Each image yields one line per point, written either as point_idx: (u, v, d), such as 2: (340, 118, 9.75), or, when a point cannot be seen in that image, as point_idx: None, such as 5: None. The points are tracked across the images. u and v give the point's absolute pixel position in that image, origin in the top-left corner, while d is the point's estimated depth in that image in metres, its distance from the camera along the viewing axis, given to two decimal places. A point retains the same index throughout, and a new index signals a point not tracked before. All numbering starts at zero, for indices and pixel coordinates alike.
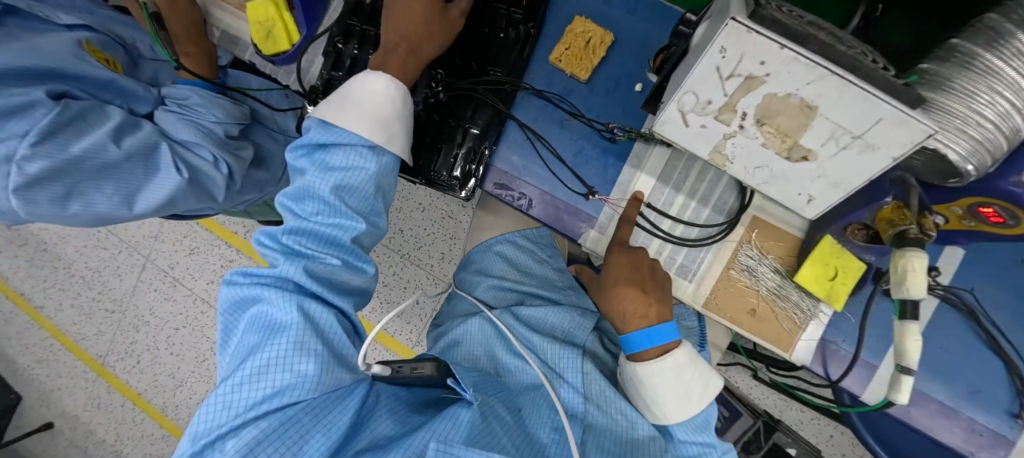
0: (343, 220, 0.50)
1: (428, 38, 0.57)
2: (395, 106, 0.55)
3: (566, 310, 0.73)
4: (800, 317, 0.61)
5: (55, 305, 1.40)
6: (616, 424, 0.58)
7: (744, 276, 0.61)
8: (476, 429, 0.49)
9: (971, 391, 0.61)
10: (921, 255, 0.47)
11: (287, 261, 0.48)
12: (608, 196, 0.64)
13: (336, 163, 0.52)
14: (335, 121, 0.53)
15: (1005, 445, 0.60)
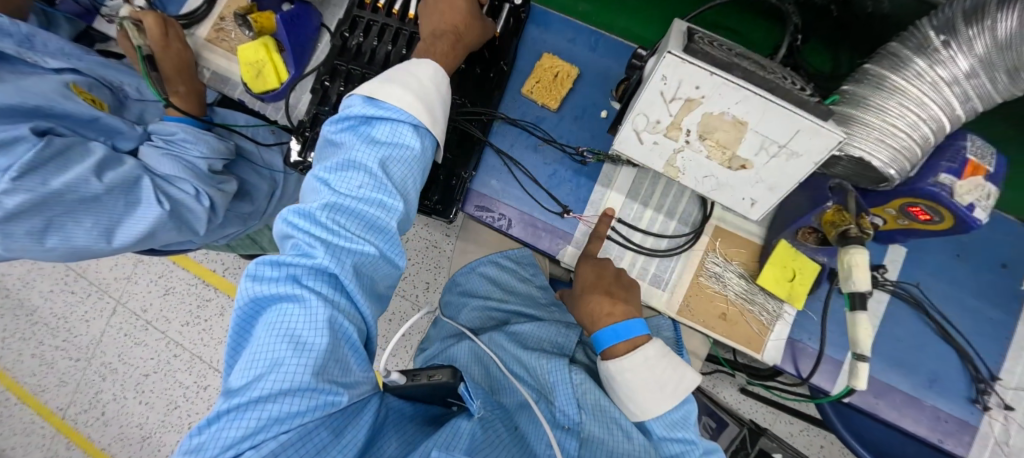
0: (386, 198, 0.52)
1: (470, 27, 0.62)
2: (439, 91, 0.58)
3: (555, 325, 0.76)
4: (767, 318, 0.65)
5: (20, 357, 1.36)
6: (610, 433, 0.59)
7: (712, 282, 0.66)
8: (475, 441, 0.52)
9: (930, 380, 0.66)
10: (863, 251, 0.51)
11: (328, 246, 0.48)
12: (582, 213, 0.69)
13: (383, 138, 0.54)
14: (384, 97, 0.55)
15: (967, 429, 0.64)
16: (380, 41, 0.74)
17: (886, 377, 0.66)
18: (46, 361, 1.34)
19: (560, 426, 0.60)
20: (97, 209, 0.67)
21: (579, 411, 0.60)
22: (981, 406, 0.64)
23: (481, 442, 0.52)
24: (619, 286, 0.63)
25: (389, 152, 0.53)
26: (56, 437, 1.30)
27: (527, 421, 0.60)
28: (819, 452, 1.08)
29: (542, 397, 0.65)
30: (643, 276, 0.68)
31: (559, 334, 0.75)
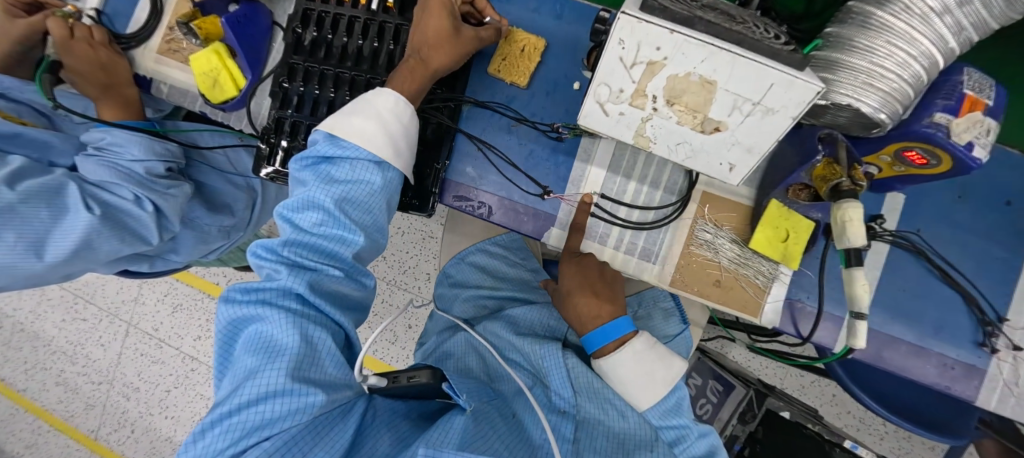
0: (345, 233, 0.50)
1: (438, 49, 0.58)
2: (401, 122, 0.55)
3: (547, 308, 0.75)
4: (763, 282, 0.63)
5: (42, 386, 1.37)
6: (605, 414, 0.59)
7: (704, 250, 0.64)
8: (469, 434, 0.50)
9: (935, 328, 0.64)
10: (858, 205, 0.48)
11: (292, 271, 0.48)
12: (563, 193, 0.66)
13: (340, 176, 0.52)
14: (343, 134, 0.53)
15: (977, 374, 0.62)
16: (336, 33, 0.70)
17: (889, 329, 0.64)
18: (67, 387, 1.35)
19: (557, 410, 0.59)
20: (17, 221, 0.65)
21: (575, 396, 0.60)
22: (989, 349, 0.62)
23: (477, 435, 0.51)
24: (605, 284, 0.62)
25: (352, 184, 0.52)
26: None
27: (523, 407, 0.59)
28: (833, 402, 1.08)
29: (537, 382, 0.64)
30: (631, 251, 0.66)
31: (552, 317, 0.75)
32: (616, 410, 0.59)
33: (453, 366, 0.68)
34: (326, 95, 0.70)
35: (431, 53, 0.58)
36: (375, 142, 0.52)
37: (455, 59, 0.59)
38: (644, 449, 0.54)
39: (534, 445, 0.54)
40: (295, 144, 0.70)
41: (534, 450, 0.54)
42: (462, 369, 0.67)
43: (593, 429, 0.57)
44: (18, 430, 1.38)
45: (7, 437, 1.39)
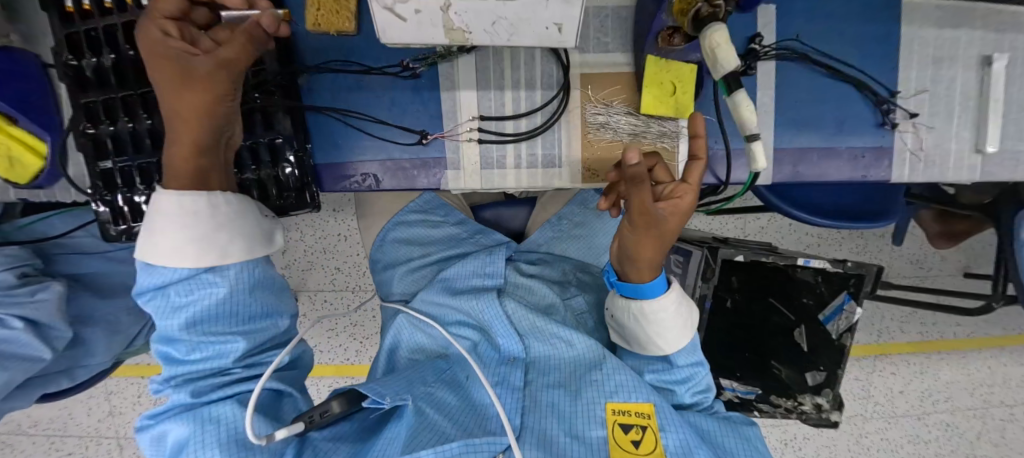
0: (221, 345, 0.47)
1: (185, 95, 0.43)
2: (222, 209, 0.45)
3: (478, 257, 0.72)
4: (670, 144, 0.61)
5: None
6: (552, 346, 0.64)
7: (603, 133, 0.61)
8: (415, 431, 0.52)
9: (838, 124, 0.64)
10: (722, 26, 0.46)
11: (181, 389, 0.48)
12: (443, 131, 0.61)
13: (177, 301, 0.45)
14: (157, 257, 0.43)
15: (885, 153, 0.64)
16: (117, 50, 0.59)
17: (799, 142, 0.64)
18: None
19: (506, 360, 0.63)
20: None
21: (519, 342, 0.63)
22: (890, 126, 0.63)
23: (423, 421, 0.54)
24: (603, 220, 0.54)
25: (193, 304, 0.45)
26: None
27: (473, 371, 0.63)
28: None
29: (482, 336, 0.66)
30: (534, 164, 0.61)
31: (483, 263, 0.71)
32: (561, 340, 0.64)
33: (406, 349, 0.69)
34: (143, 126, 0.62)
35: (183, 103, 0.43)
36: (186, 252, 0.43)
37: (206, 104, 0.44)
38: (592, 371, 0.60)
39: (485, 406, 0.58)
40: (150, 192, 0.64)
41: (486, 411, 0.57)
42: (415, 348, 0.69)
43: (545, 366, 0.63)
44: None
45: None
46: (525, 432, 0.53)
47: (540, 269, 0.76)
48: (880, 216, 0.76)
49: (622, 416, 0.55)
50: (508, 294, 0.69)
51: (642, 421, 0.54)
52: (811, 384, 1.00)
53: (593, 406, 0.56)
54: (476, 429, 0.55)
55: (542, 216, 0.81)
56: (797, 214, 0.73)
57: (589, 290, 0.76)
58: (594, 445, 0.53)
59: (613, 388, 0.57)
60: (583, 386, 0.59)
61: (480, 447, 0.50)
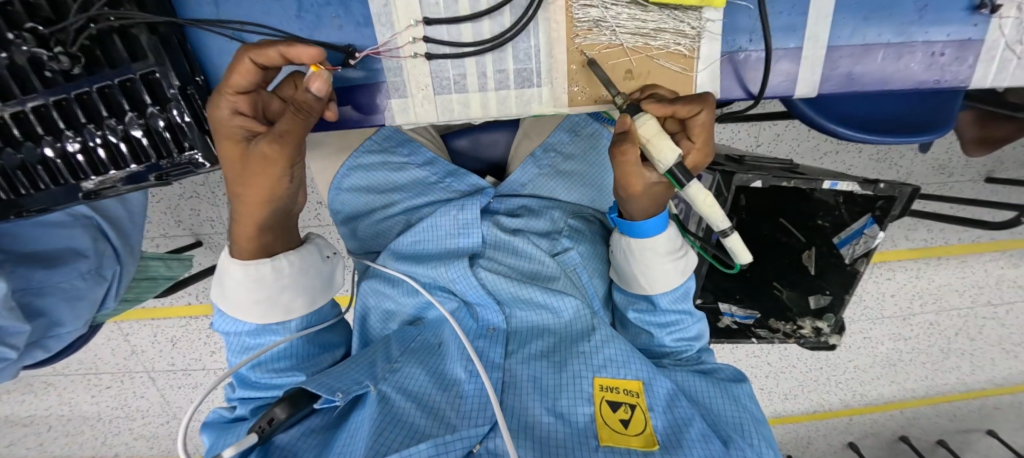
0: (279, 380, 0.55)
1: (250, 196, 0.45)
2: (281, 274, 0.51)
3: (452, 207, 0.59)
4: (688, 46, 0.44)
5: (63, 451, 1.34)
6: (538, 315, 0.59)
7: (599, 37, 0.43)
8: (377, 426, 0.48)
9: (920, 8, 0.47)
10: (651, 118, 0.41)
11: (242, 402, 0.56)
12: (377, 45, 0.44)
13: (249, 340, 0.55)
14: (232, 314, 0.52)
15: (972, 50, 0.48)
16: None
17: (864, 35, 0.47)
18: (87, 442, 1.32)
19: (485, 331, 0.58)
20: None
21: (501, 312, 0.58)
22: (989, 11, 0.46)
23: (392, 415, 0.50)
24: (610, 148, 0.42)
25: (265, 343, 0.55)
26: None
27: (453, 346, 0.58)
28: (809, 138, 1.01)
29: (458, 299, 0.61)
30: (504, 82, 0.46)
31: (455, 219, 0.59)
32: (544, 308, 0.59)
33: (377, 317, 0.65)
34: None
35: (241, 190, 0.45)
36: (254, 312, 0.52)
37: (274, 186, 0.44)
38: (580, 342, 0.56)
39: (456, 382, 0.56)
40: (19, 155, 0.46)
41: (458, 390, 0.54)
42: (387, 316, 0.64)
43: (526, 333, 0.58)
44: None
45: None
46: (509, 412, 0.49)
47: (529, 218, 0.63)
48: (928, 128, 0.60)
49: (610, 393, 0.51)
50: (484, 259, 0.60)
51: (631, 398, 0.51)
52: (813, 307, 0.93)
53: (580, 380, 0.52)
54: (449, 417, 0.51)
55: (524, 147, 0.66)
56: (823, 124, 0.59)
57: (583, 241, 0.65)
58: (580, 425, 0.49)
59: (602, 361, 0.54)
60: (569, 356, 0.55)
61: (452, 445, 0.46)
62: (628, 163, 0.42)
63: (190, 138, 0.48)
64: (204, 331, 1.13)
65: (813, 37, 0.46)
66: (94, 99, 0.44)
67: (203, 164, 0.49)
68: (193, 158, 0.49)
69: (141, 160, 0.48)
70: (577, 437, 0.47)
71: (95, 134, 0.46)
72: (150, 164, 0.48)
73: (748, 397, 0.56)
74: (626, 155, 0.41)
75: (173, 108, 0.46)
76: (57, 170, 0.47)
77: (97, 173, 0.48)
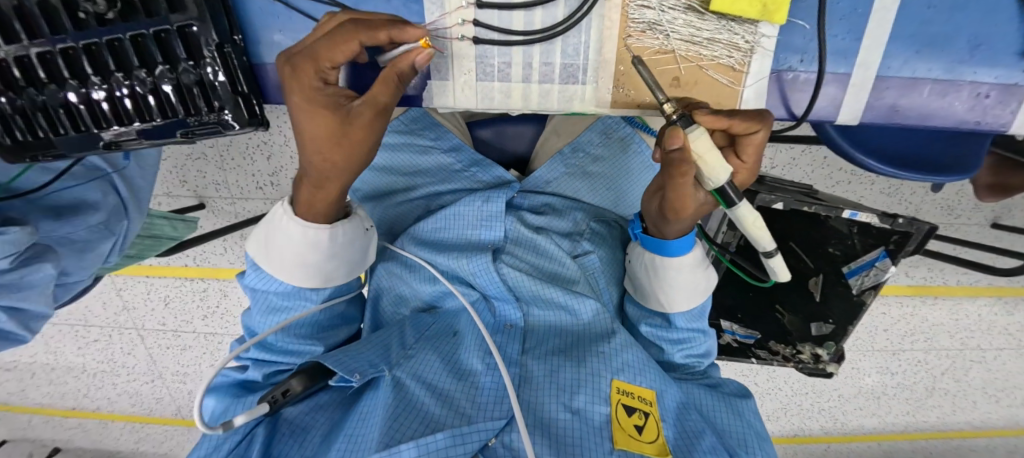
0: (301, 346, 0.58)
1: (340, 168, 0.43)
2: (333, 243, 0.50)
3: (476, 200, 0.59)
4: (739, 60, 0.43)
5: (45, 399, 1.33)
6: (557, 315, 0.59)
7: (652, 40, 0.42)
8: (391, 410, 0.49)
9: (973, 47, 0.45)
10: (707, 131, 0.39)
11: (256, 364, 0.58)
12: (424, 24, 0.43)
13: (278, 300, 0.56)
14: (271, 270, 0.52)
15: (1019, 95, 0.46)
16: None
17: (912, 68, 0.46)
18: (70, 392, 1.31)
19: (503, 327, 0.59)
20: None
21: (519, 309, 0.58)
22: None
23: (408, 402, 0.51)
24: (670, 166, 0.41)
25: (291, 308, 0.57)
26: (141, 428, 1.36)
27: (469, 338, 0.59)
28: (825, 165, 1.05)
29: (475, 291, 0.61)
30: (549, 75, 0.45)
31: (480, 212, 0.59)
32: (562, 308, 0.60)
33: (388, 300, 0.65)
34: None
35: (328, 161, 0.42)
36: (295, 275, 0.51)
37: (365, 156, 0.43)
38: (600, 342, 0.57)
39: (471, 374, 0.56)
40: (41, 96, 0.45)
41: (475, 382, 0.55)
42: (400, 301, 0.65)
43: (544, 333, 0.59)
44: (55, 437, 1.39)
45: (60, 442, 1.40)
46: (525, 407, 0.50)
47: (557, 219, 0.63)
48: (959, 167, 0.59)
49: (627, 397, 0.52)
50: (507, 255, 0.60)
51: (644, 406, 0.51)
52: (815, 334, 0.93)
53: (599, 379, 0.52)
54: (465, 408, 0.51)
55: (552, 142, 0.66)
56: (852, 154, 0.59)
57: (604, 245, 0.65)
58: (596, 423, 0.50)
59: (620, 365, 0.54)
60: (586, 355, 0.55)
61: (469, 437, 0.47)
62: (685, 183, 0.41)
63: (221, 98, 0.46)
64: (198, 294, 1.11)
65: (863, 64, 0.45)
66: (127, 46, 0.43)
67: (231, 127, 0.47)
68: (220, 119, 0.47)
69: (167, 115, 0.47)
70: (593, 437, 0.48)
71: (121, 82, 0.45)
72: (176, 119, 0.47)
73: (754, 415, 0.57)
74: (686, 175, 0.40)
75: (207, 65, 0.44)
76: (81, 116, 0.47)
77: (117, 123, 0.47)
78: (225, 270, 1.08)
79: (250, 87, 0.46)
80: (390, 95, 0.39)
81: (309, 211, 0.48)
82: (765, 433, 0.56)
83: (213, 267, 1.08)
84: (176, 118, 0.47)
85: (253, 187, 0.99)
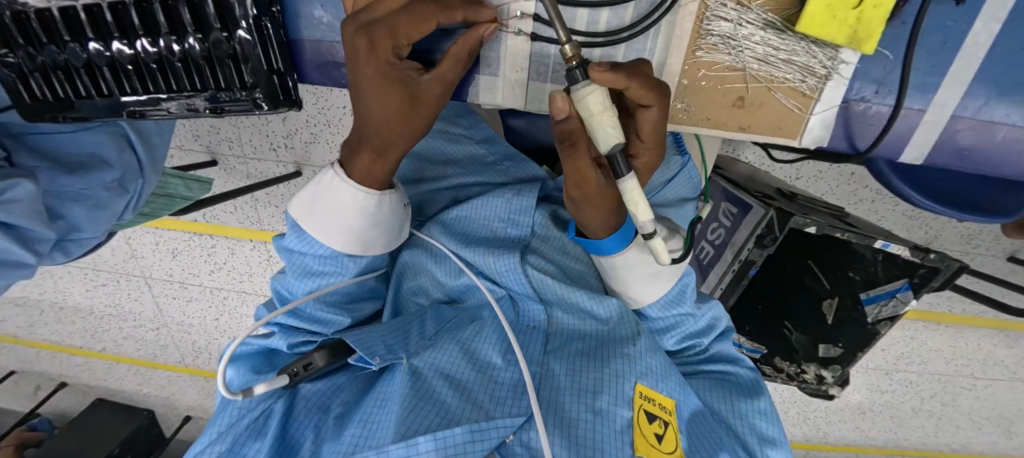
0: (329, 317, 0.57)
1: (401, 140, 0.43)
2: (382, 211, 0.50)
3: (502, 195, 0.61)
4: (812, 85, 0.40)
5: (53, 336, 1.35)
6: (580, 320, 0.57)
7: (723, 54, 0.40)
8: (409, 397, 0.47)
9: None
10: (597, 89, 0.34)
11: (282, 332, 0.57)
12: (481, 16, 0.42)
13: (314, 268, 0.55)
14: (312, 233, 0.52)
15: None
16: None
17: (994, 112, 0.42)
18: (77, 332, 1.32)
19: (525, 328, 0.57)
20: None
21: (544, 311, 0.57)
22: None
23: (424, 391, 0.49)
24: (557, 135, 0.39)
25: (325, 274, 0.55)
26: (145, 372, 1.39)
27: (489, 332, 0.57)
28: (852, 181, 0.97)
29: (502, 289, 0.60)
30: None
31: (509, 204, 0.60)
32: (585, 313, 0.58)
33: (410, 287, 0.64)
34: None
35: (395, 134, 0.42)
36: (341, 240, 0.51)
37: (424, 127, 0.43)
38: (625, 344, 0.54)
39: (489, 367, 0.53)
40: (63, 56, 0.45)
41: (494, 376, 0.52)
42: (418, 292, 0.64)
43: (566, 336, 0.56)
44: (63, 372, 1.43)
45: (67, 376, 1.44)
46: (544, 405, 0.48)
47: None
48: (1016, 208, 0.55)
49: (648, 403, 0.49)
50: (534, 256, 0.59)
51: (664, 414, 0.49)
52: (821, 356, 0.91)
53: (622, 381, 0.50)
54: (481, 401, 0.49)
55: None
56: (900, 189, 0.56)
57: None
58: (617, 426, 0.47)
59: (643, 369, 0.52)
60: (609, 357, 0.53)
61: (488, 434, 0.44)
62: (576, 157, 0.39)
63: (255, 76, 0.44)
64: (206, 249, 1.08)
65: (941, 102, 0.42)
66: (155, 9, 0.41)
67: (263, 105, 0.46)
68: (252, 96, 0.45)
69: (200, 87, 0.46)
70: (613, 440, 0.46)
71: (150, 48, 0.44)
72: (208, 92, 0.46)
73: (761, 415, 0.53)
74: (574, 147, 0.38)
75: (240, 32, 0.42)
76: (107, 77, 0.46)
77: (149, 91, 0.47)
78: (232, 229, 1.03)
79: (284, 63, 0.44)
80: (458, 72, 0.39)
81: (365, 180, 0.49)
82: (781, 436, 0.52)
83: (219, 225, 1.03)
84: (208, 91, 0.46)
85: (267, 148, 0.91)
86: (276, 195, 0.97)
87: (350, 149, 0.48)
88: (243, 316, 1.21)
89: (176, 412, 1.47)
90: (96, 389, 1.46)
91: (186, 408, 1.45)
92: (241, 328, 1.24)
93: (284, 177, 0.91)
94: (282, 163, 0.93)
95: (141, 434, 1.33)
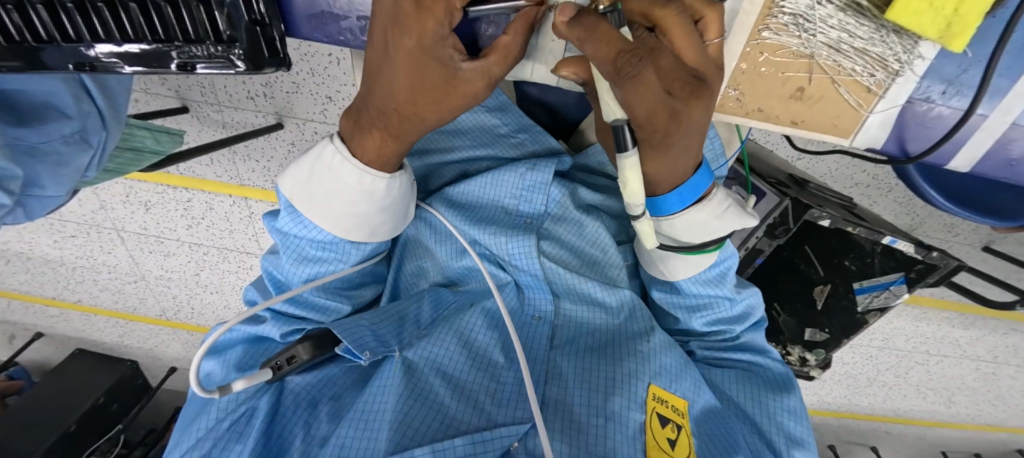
0: (326, 305, 0.52)
1: (417, 124, 0.38)
2: (391, 194, 0.44)
3: (513, 169, 0.56)
4: (879, 80, 0.39)
5: (19, 286, 1.26)
6: (588, 311, 0.54)
7: (790, 37, 0.39)
8: (404, 402, 0.44)
9: None
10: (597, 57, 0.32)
11: (274, 320, 0.51)
12: None
13: (310, 254, 0.49)
14: (306, 216, 0.45)
15: None
16: None
17: None
18: (48, 282, 1.23)
19: (530, 318, 0.54)
20: None
21: (552, 301, 0.54)
22: None
23: (422, 391, 0.46)
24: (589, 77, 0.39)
25: (324, 262, 0.50)
26: (124, 324, 1.34)
27: (486, 318, 0.54)
28: (851, 168, 0.84)
29: (508, 275, 0.56)
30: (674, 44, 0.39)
31: (522, 180, 0.56)
32: (595, 303, 0.55)
33: (410, 268, 0.60)
34: None
35: (416, 114, 0.37)
36: (340, 224, 0.45)
37: (450, 117, 0.38)
38: (637, 341, 0.52)
39: (490, 362, 0.50)
40: None
41: (496, 373, 0.50)
42: (418, 274, 0.59)
43: (573, 329, 0.54)
44: (37, 322, 1.36)
45: (38, 325, 1.37)
46: (550, 408, 0.46)
47: (593, 198, 0.59)
48: None
49: (662, 406, 0.48)
50: (546, 242, 0.55)
51: (678, 417, 0.48)
52: (806, 339, 0.88)
53: (634, 383, 0.48)
54: (483, 404, 0.47)
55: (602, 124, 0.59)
56: (927, 193, 0.55)
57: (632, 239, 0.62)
58: (630, 431, 0.46)
59: (655, 369, 0.50)
60: (621, 355, 0.50)
61: (489, 444, 0.42)
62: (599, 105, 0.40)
63: (235, 28, 0.39)
64: (182, 203, 0.99)
65: (1012, 111, 0.39)
66: None
67: (243, 64, 0.40)
68: (230, 53, 0.40)
69: (162, 37, 0.40)
70: (625, 447, 0.45)
71: None
72: (175, 44, 0.40)
73: (790, 414, 0.52)
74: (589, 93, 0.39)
75: None
76: (41, 16, 0.38)
77: (97, 39, 0.40)
78: (211, 182, 0.95)
79: (268, 11, 0.38)
80: (504, 70, 0.35)
81: (375, 161, 0.42)
82: (808, 438, 0.52)
83: (196, 177, 0.94)
84: (175, 42, 0.40)
85: (244, 96, 0.79)
86: (256, 149, 0.88)
87: (356, 124, 0.41)
88: (225, 272, 1.15)
89: (157, 361, 1.44)
90: (70, 339, 1.40)
91: (167, 357, 1.42)
92: (223, 283, 1.19)
93: (266, 129, 0.79)
94: (261, 112, 0.81)
95: (125, 384, 1.28)
